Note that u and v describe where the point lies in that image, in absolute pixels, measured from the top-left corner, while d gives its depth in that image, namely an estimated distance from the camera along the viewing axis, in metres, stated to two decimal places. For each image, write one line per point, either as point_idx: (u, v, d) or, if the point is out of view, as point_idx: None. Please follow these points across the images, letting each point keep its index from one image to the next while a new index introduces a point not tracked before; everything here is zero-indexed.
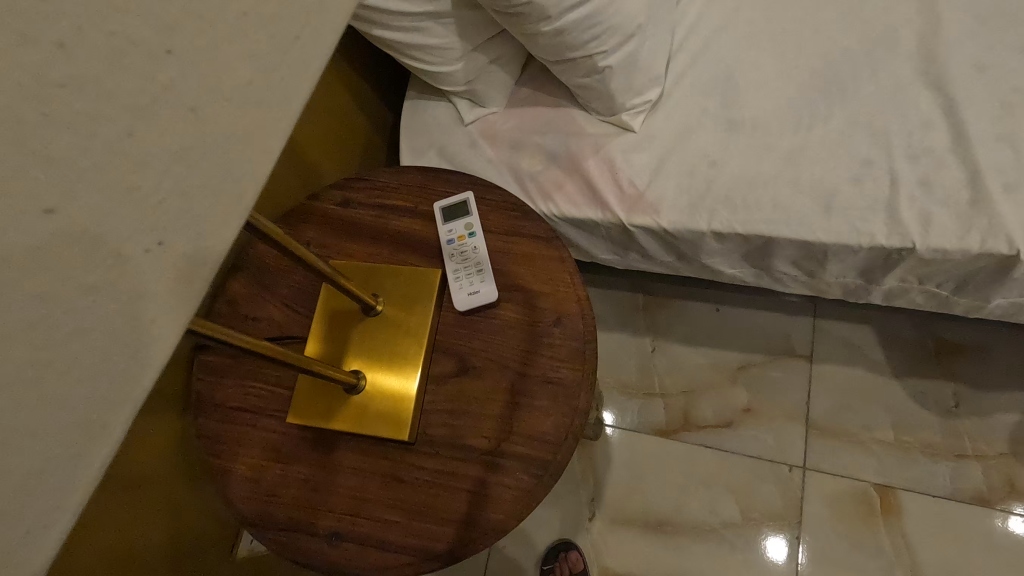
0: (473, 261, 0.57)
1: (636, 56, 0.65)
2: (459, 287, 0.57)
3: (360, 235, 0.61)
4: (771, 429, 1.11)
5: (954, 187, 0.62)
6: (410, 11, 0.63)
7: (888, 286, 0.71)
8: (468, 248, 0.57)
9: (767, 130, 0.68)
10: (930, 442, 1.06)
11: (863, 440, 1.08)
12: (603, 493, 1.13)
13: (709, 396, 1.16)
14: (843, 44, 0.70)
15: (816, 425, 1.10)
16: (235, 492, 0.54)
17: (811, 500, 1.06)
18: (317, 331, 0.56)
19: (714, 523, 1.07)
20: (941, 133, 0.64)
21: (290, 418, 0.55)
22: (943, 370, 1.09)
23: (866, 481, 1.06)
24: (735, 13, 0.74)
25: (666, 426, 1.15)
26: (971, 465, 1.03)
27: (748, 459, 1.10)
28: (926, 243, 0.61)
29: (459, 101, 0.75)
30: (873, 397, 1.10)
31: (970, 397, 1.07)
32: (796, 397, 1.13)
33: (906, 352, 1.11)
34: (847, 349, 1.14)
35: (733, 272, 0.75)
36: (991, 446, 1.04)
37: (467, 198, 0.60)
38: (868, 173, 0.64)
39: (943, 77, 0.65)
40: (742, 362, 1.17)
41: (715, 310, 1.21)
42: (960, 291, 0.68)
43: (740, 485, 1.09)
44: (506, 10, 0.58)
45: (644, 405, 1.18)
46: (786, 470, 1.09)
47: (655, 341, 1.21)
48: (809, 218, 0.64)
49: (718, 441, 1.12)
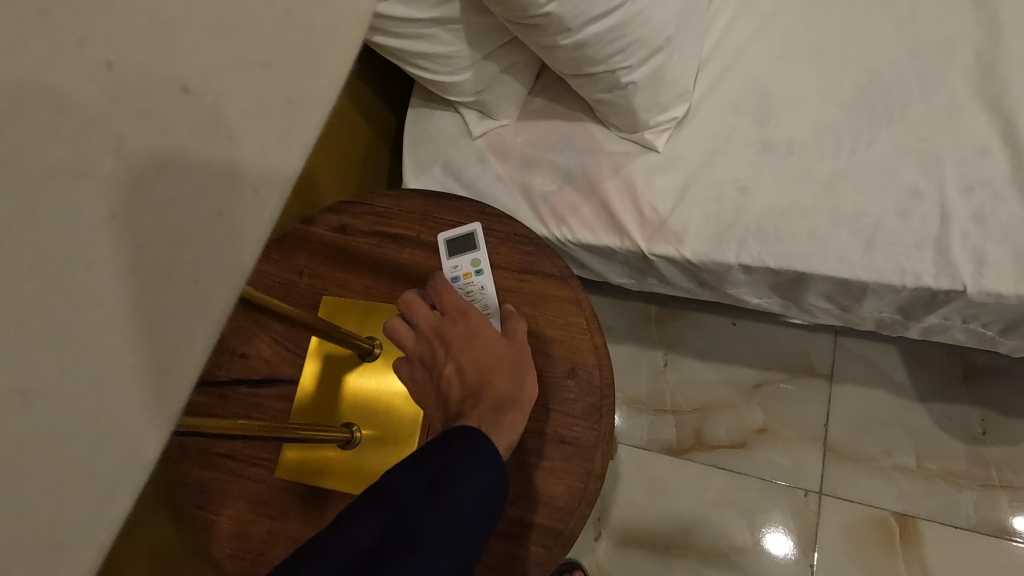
0: (480, 302, 0.52)
1: (663, 71, 0.59)
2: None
3: (357, 265, 0.56)
4: (786, 452, 1.07)
5: (1012, 225, 0.56)
6: (414, 18, 0.57)
7: (928, 323, 0.65)
8: (474, 287, 0.53)
9: (804, 153, 0.62)
10: (955, 469, 1.01)
11: (883, 466, 1.04)
12: (610, 512, 1.09)
13: (722, 414, 1.11)
14: (892, 57, 0.64)
15: (834, 448, 1.06)
16: (218, 549, 0.50)
17: (826, 527, 1.02)
18: (312, 377, 0.52)
19: (725, 547, 1.03)
20: (1001, 162, 0.58)
21: (279, 472, 0.51)
22: (969, 395, 1.04)
23: (885, 508, 1.02)
24: (772, 20, 0.68)
25: (677, 444, 1.11)
26: (998, 495, 0.99)
27: (761, 482, 1.06)
28: (978, 286, 0.55)
29: (466, 112, 0.69)
30: (894, 421, 1.05)
31: (998, 424, 1.02)
32: (814, 418, 1.08)
33: (932, 374, 1.06)
34: (869, 369, 1.09)
35: (759, 302, 0.69)
36: (1018, 475, 0.99)
37: (474, 230, 0.55)
38: (916, 206, 0.58)
39: (1004, 98, 0.59)
40: (758, 379, 1.12)
41: (733, 323, 1.15)
42: (1009, 332, 0.63)
43: (753, 508, 1.05)
44: (520, 21, 0.52)
45: (654, 421, 1.13)
46: (802, 495, 1.04)
47: (668, 355, 1.16)
48: (848, 253, 0.58)
49: (731, 462, 1.08)
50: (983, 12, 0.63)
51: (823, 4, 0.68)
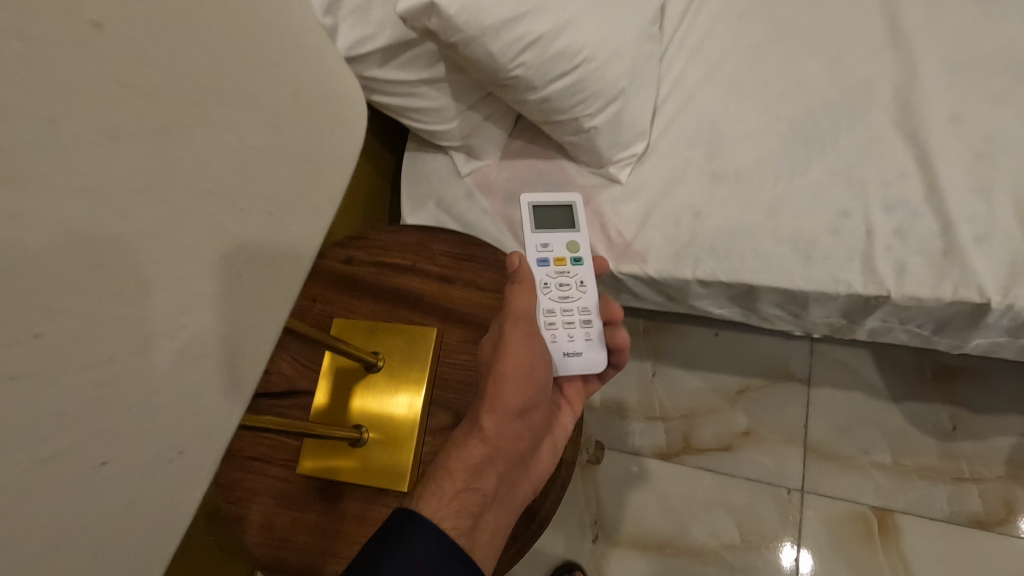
0: (570, 282, 0.63)
1: (620, 115, 0.69)
2: (553, 342, 0.60)
3: (362, 291, 0.66)
4: (770, 453, 1.14)
5: (928, 237, 0.64)
6: (406, 79, 0.67)
7: (872, 325, 0.73)
8: (568, 272, 0.63)
9: (749, 181, 0.70)
10: (927, 464, 1.08)
11: (861, 464, 1.10)
12: (607, 515, 1.16)
13: (710, 419, 1.18)
14: (821, 94, 0.72)
15: (814, 449, 1.12)
16: (249, 537, 0.58)
17: (809, 523, 1.08)
18: (325, 388, 0.61)
19: (715, 545, 1.10)
20: (916, 183, 0.66)
21: (299, 469, 0.59)
22: (939, 394, 1.11)
23: (864, 503, 1.08)
24: (718, 66, 0.76)
25: (667, 449, 1.18)
26: (969, 488, 1.05)
27: (747, 483, 1.12)
28: (900, 290, 0.63)
29: (455, 154, 0.79)
30: (869, 420, 1.12)
31: (967, 421, 1.09)
32: (795, 417, 1.15)
33: (904, 375, 1.13)
34: (847, 373, 1.15)
35: (722, 311, 0.77)
36: (989, 469, 1.05)
37: (575, 204, 0.67)
38: (846, 224, 0.66)
39: (917, 128, 0.68)
40: (741, 386, 1.19)
41: (715, 334, 1.23)
42: (939, 332, 0.70)
43: (740, 505, 1.11)
44: (496, 82, 0.62)
45: (646, 429, 1.20)
46: (785, 493, 1.11)
47: (656, 365, 1.23)
48: (788, 266, 0.66)
49: (718, 464, 1.14)
50: (899, 52, 0.72)
51: (764, 48, 0.76)
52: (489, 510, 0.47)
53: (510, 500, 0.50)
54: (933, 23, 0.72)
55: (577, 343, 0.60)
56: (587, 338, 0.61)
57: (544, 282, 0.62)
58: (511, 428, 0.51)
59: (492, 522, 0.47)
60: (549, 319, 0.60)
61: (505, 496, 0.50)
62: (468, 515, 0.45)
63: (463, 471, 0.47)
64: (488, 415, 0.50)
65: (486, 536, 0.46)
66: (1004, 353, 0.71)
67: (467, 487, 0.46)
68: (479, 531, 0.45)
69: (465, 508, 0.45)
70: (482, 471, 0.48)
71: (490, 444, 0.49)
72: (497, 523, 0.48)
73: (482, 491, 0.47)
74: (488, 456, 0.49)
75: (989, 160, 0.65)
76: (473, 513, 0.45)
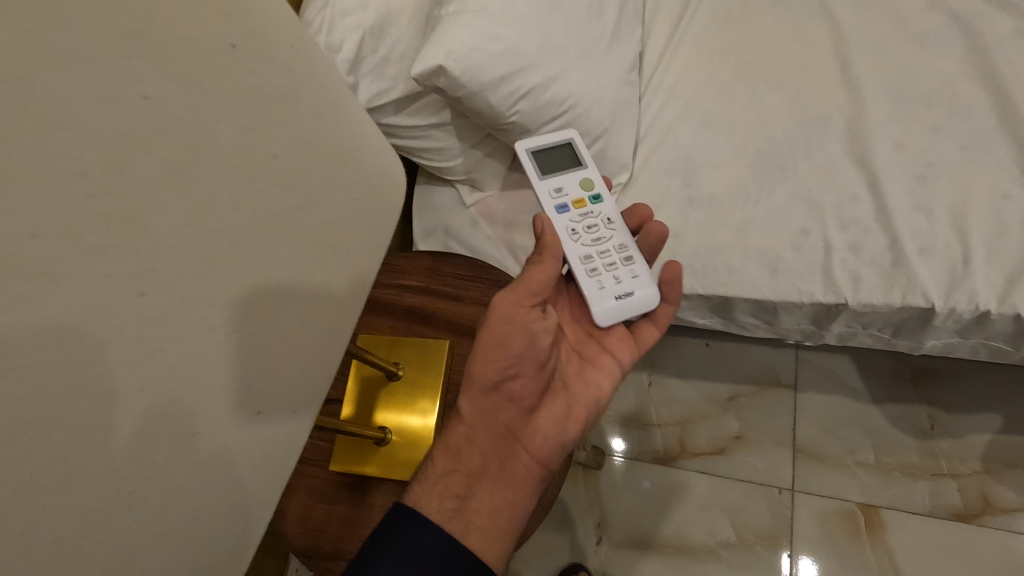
0: (597, 223, 0.57)
1: (606, 150, 0.78)
2: (603, 289, 0.55)
3: (382, 310, 0.74)
4: (760, 454, 1.07)
5: (878, 252, 0.72)
6: (417, 123, 0.75)
7: (838, 330, 0.80)
8: (592, 212, 0.57)
9: (721, 205, 0.78)
10: (909, 462, 1.03)
11: (846, 463, 1.05)
12: (609, 516, 1.08)
13: (699, 424, 1.12)
14: (782, 126, 0.80)
15: (804, 451, 1.06)
16: (288, 529, 0.65)
17: (800, 520, 1.02)
18: (350, 396, 0.68)
19: (712, 544, 1.03)
20: (866, 205, 0.74)
21: (331, 466, 0.67)
22: (917, 394, 1.06)
23: (851, 500, 1.02)
24: (692, 103, 0.84)
25: (665, 453, 1.11)
26: (947, 482, 1.01)
27: (738, 485, 1.06)
28: (856, 298, 0.71)
29: (461, 186, 0.88)
30: (856, 421, 1.07)
31: (944, 420, 1.04)
32: (783, 421, 1.09)
33: (880, 376, 1.09)
34: (825, 376, 1.11)
35: (703, 321, 0.86)
36: (965, 463, 1.01)
37: (574, 139, 0.60)
38: (806, 241, 0.74)
39: (867, 156, 0.76)
40: (732, 391, 1.13)
41: (705, 344, 1.17)
42: (897, 334, 0.77)
43: (732, 505, 1.05)
44: (497, 126, 0.72)
45: (643, 436, 1.12)
46: (775, 493, 1.04)
47: (652, 375, 1.16)
48: (757, 279, 0.75)
49: (714, 468, 1.08)
50: (849, 88, 0.80)
51: (730, 87, 0.84)
52: (480, 489, 0.46)
53: (511, 480, 0.48)
54: (877, 64, 0.81)
55: (626, 283, 0.55)
56: (634, 274, 0.56)
57: (572, 228, 0.56)
58: (490, 408, 0.49)
59: (486, 500, 0.46)
60: (592, 267, 0.55)
61: (502, 476, 0.48)
62: (452, 498, 0.44)
63: (444, 455, 0.47)
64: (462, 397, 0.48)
65: (479, 516, 0.45)
66: (959, 354, 0.77)
67: (449, 470, 0.46)
68: (471, 509, 0.45)
69: (449, 492, 0.45)
70: (461, 453, 0.47)
71: (466, 423, 0.48)
72: (496, 501, 0.46)
73: (463, 473, 0.46)
74: (467, 435, 0.48)
75: (929, 183, 0.73)
76: (458, 493, 0.45)
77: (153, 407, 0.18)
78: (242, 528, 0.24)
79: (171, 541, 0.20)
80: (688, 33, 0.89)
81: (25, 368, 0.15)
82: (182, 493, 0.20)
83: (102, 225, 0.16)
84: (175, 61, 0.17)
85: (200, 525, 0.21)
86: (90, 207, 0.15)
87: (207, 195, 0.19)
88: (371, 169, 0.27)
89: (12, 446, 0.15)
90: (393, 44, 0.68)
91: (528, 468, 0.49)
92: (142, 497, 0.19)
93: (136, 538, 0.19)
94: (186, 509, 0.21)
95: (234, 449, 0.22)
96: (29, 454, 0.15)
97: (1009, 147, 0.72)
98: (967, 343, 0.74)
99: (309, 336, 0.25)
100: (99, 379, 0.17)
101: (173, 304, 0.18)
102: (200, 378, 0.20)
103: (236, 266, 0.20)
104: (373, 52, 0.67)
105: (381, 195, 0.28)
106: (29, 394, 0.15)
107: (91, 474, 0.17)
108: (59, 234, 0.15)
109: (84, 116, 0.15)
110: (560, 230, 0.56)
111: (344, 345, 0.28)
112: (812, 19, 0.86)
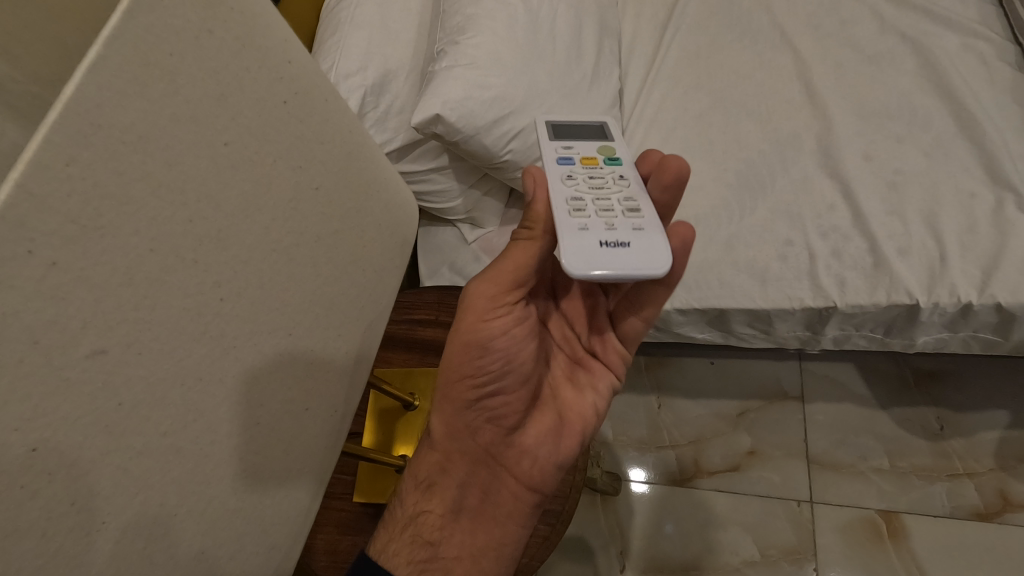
0: (608, 176, 0.46)
1: None
2: (585, 230, 0.41)
3: (392, 344, 0.68)
4: (777, 469, 0.98)
5: (859, 255, 0.73)
6: (417, 168, 0.80)
7: (832, 334, 0.78)
8: (604, 168, 0.47)
9: (708, 222, 0.79)
10: (922, 464, 0.93)
11: (861, 471, 0.95)
12: (632, 543, 0.98)
13: (712, 442, 1.02)
14: (758, 148, 0.82)
15: (818, 461, 0.97)
16: (314, 564, 0.56)
17: (823, 532, 0.92)
18: (369, 427, 0.62)
19: (737, 563, 0.93)
20: (843, 212, 0.76)
21: (357, 497, 0.59)
22: (922, 396, 0.97)
23: (870, 507, 0.92)
24: (671, 133, 0.87)
25: (680, 475, 1.01)
26: (964, 483, 0.91)
27: (755, 500, 0.96)
28: (844, 300, 0.71)
29: (461, 225, 0.93)
30: (867, 428, 0.97)
31: (954, 420, 0.95)
32: (794, 433, 1.00)
33: (886, 381, 0.99)
34: (832, 387, 1.01)
35: (704, 335, 0.85)
36: (978, 462, 0.92)
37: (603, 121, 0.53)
38: (791, 251, 0.75)
39: (839, 167, 0.77)
40: (741, 407, 1.03)
41: (710, 363, 1.07)
42: (891, 333, 0.76)
43: (750, 519, 0.95)
44: (493, 165, 0.78)
45: (659, 459, 1.03)
46: (794, 505, 0.95)
47: (661, 398, 1.07)
48: (749, 290, 0.74)
49: (728, 484, 0.98)
50: (816, 109, 0.83)
51: (707, 117, 0.87)
52: (456, 532, 0.46)
53: (494, 514, 0.47)
54: (839, 84, 0.84)
55: (619, 232, 0.41)
56: (634, 226, 0.42)
57: (569, 173, 0.46)
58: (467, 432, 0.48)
59: (462, 544, 0.45)
60: (578, 207, 0.42)
61: (481, 510, 0.47)
62: (422, 547, 0.44)
63: (418, 494, 0.46)
64: (434, 422, 0.48)
65: (453, 563, 0.44)
66: (951, 349, 0.76)
67: (423, 511, 0.45)
68: (444, 558, 0.44)
69: (421, 538, 0.44)
70: (433, 490, 0.46)
71: (440, 451, 0.47)
72: (475, 543, 0.46)
73: (437, 512, 0.46)
74: (441, 465, 0.47)
75: (900, 188, 0.75)
76: (431, 540, 0.44)
77: (225, 395, 0.22)
78: (293, 515, 0.27)
79: (241, 516, 0.24)
80: (662, 71, 0.93)
81: (143, 354, 0.19)
82: (249, 473, 0.24)
83: (198, 243, 0.20)
84: (247, 118, 0.22)
85: (259, 507, 0.25)
86: (189, 229, 0.20)
87: (267, 221, 0.23)
88: (389, 202, 0.32)
89: (135, 418, 0.19)
90: (392, 99, 0.74)
91: (514, 497, 0.47)
92: (219, 475, 0.22)
93: (214, 510, 0.22)
94: (249, 490, 0.24)
95: (288, 441, 0.26)
96: (145, 427, 0.19)
97: (969, 149, 0.75)
98: (957, 336, 0.73)
99: (344, 344, 0.29)
100: (193, 368, 0.21)
101: (244, 310, 0.23)
102: (259, 370, 0.24)
103: (287, 280, 0.25)
104: (375, 106, 0.72)
105: (397, 222, 0.33)
106: (147, 374, 0.19)
107: (182, 451, 0.21)
108: (169, 250, 0.19)
109: (187, 160, 0.19)
110: (553, 176, 0.46)
111: (373, 354, 0.32)
112: (774, 48, 0.90)
